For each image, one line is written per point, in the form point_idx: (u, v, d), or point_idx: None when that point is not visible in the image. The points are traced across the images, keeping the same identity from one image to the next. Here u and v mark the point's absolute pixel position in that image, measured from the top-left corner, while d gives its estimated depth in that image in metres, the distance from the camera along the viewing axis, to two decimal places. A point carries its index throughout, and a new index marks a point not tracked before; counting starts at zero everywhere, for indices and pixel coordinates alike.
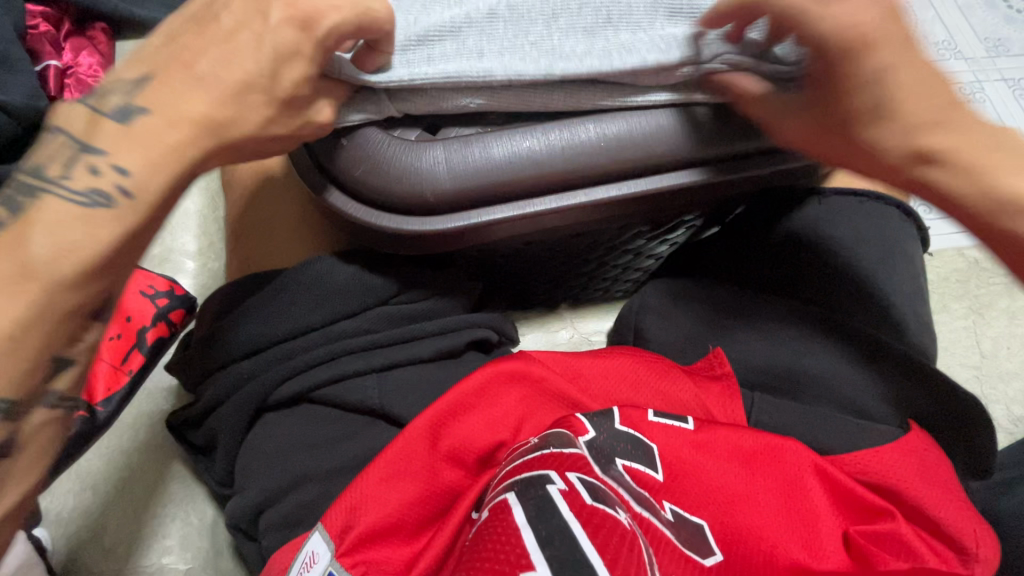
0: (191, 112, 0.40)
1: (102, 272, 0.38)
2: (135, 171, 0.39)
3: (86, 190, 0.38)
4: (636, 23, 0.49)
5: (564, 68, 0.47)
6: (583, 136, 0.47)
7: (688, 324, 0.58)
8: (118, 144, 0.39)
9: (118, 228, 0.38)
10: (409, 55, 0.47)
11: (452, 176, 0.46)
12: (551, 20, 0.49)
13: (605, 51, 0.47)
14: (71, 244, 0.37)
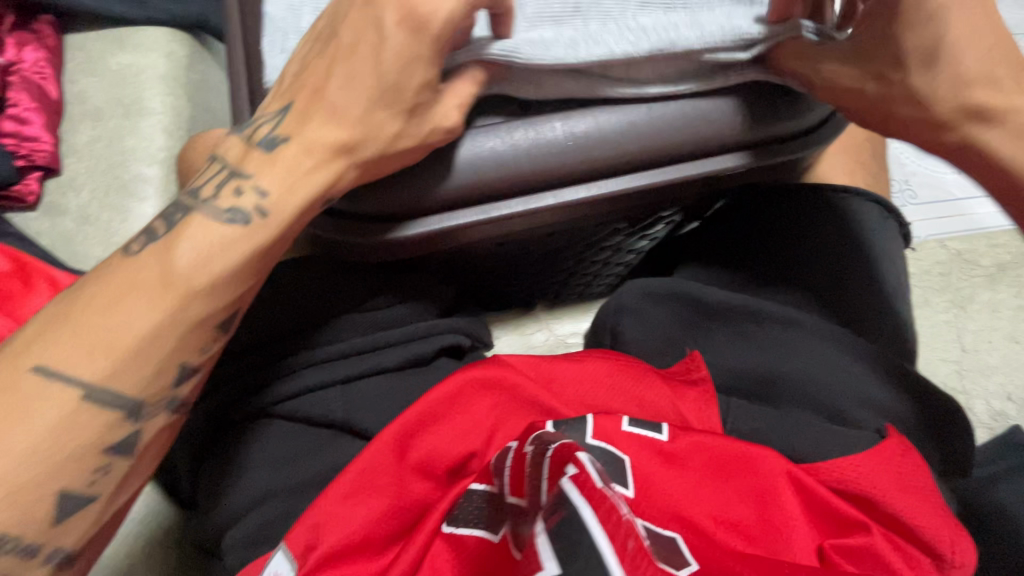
0: (325, 139, 0.42)
1: (227, 286, 0.41)
2: (273, 192, 0.42)
3: (230, 209, 0.41)
4: (606, 12, 0.46)
5: (527, 57, 0.43)
6: (549, 135, 0.44)
7: (666, 325, 0.56)
8: (263, 169, 0.42)
9: (248, 245, 0.41)
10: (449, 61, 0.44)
11: (408, 180, 0.44)
12: (518, 14, 0.46)
13: (573, 40, 0.43)
14: (207, 259, 0.40)
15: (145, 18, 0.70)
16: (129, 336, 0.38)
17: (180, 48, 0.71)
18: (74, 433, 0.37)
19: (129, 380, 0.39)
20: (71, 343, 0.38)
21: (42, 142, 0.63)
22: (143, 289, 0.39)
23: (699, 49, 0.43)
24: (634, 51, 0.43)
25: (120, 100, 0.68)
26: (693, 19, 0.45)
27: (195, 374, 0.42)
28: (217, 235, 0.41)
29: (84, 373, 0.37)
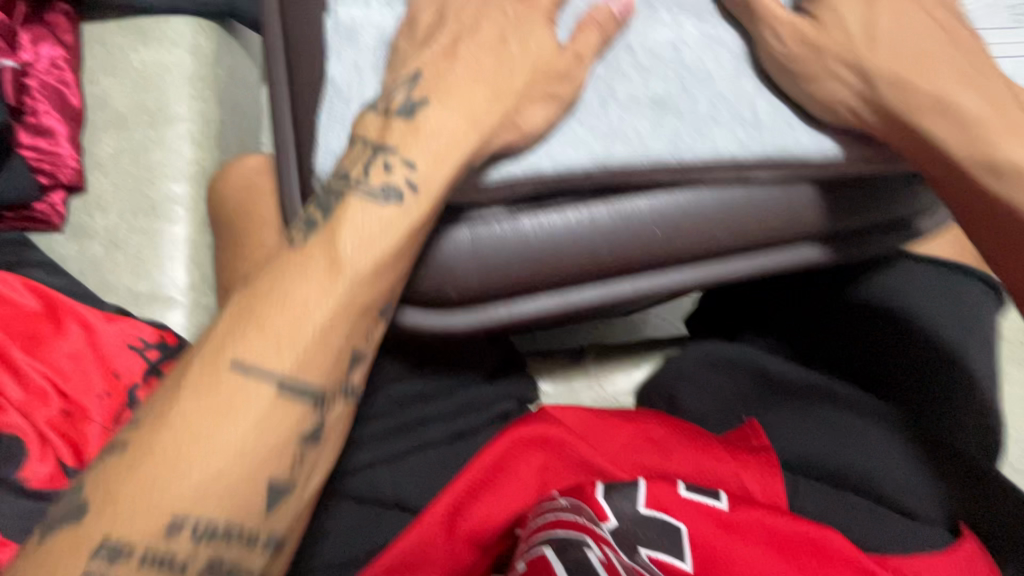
0: (470, 89, 0.35)
1: (387, 269, 0.33)
2: (421, 160, 0.34)
3: (380, 186, 0.33)
4: (718, 90, 0.37)
5: (621, 154, 0.36)
6: (635, 219, 0.38)
7: (723, 394, 0.56)
8: (405, 137, 0.34)
9: (407, 225, 0.33)
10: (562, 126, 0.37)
11: (473, 264, 0.38)
12: (608, 95, 0.38)
13: (674, 136, 0.36)
14: (365, 238, 0.33)
15: (167, 6, 0.65)
16: (304, 333, 0.31)
17: (206, 42, 0.66)
18: (262, 435, 0.30)
19: (305, 371, 0.31)
20: (247, 347, 0.31)
21: (66, 158, 0.57)
22: (323, 272, 0.32)
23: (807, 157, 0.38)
24: (739, 149, 0.36)
25: (143, 106, 0.62)
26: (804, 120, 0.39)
27: (361, 363, 0.34)
28: (386, 224, 0.33)
29: (248, 366, 0.30)
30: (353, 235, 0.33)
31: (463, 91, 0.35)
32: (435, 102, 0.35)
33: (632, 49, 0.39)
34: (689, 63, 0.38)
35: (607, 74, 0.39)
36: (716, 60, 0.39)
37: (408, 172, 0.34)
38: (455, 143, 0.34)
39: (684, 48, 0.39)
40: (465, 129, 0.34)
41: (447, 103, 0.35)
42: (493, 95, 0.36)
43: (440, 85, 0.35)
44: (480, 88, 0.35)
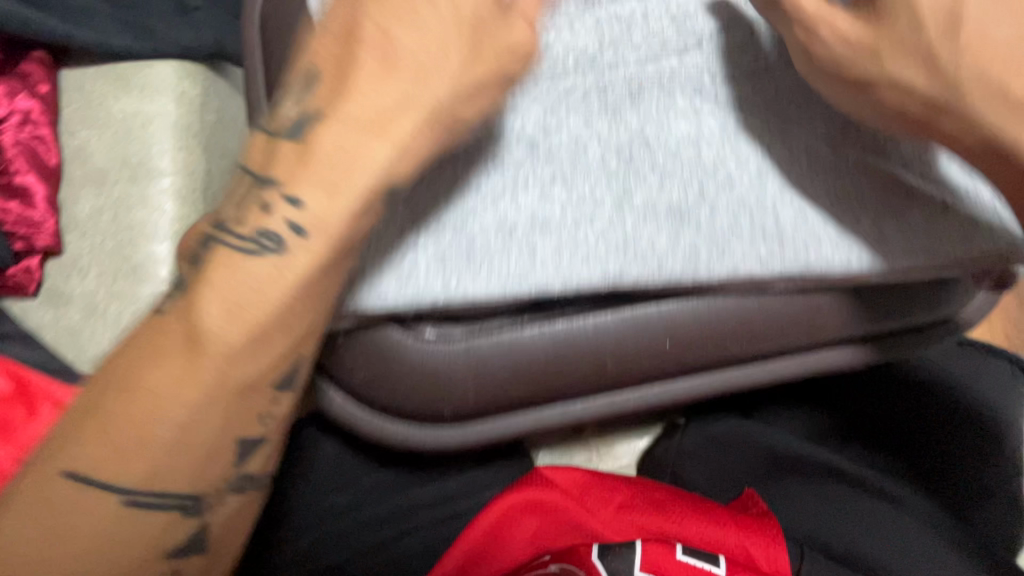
0: (370, 95, 0.27)
1: (272, 333, 0.27)
2: (307, 198, 0.27)
3: (253, 234, 0.27)
4: (741, 198, 0.34)
5: (636, 273, 0.33)
6: (647, 335, 0.36)
7: (729, 469, 0.53)
8: (289, 168, 0.27)
9: (290, 282, 0.27)
10: (569, 230, 0.33)
11: (476, 378, 0.35)
12: (621, 198, 0.34)
13: (692, 250, 0.33)
14: (233, 301, 0.27)
15: (150, 50, 0.61)
16: (161, 424, 0.26)
17: (191, 87, 0.62)
18: (130, 538, 0.27)
19: (169, 470, 0.27)
20: (91, 445, 0.26)
21: (43, 222, 0.55)
22: (179, 359, 0.26)
23: (838, 276, 0.34)
24: (761, 270, 0.33)
25: (124, 159, 0.58)
26: (836, 223, 0.34)
27: (262, 444, 0.29)
28: (260, 287, 0.27)
29: (98, 469, 0.26)
30: (218, 311, 0.27)
31: (361, 89, 0.27)
32: (331, 113, 0.27)
33: (649, 143, 0.35)
34: (711, 164, 0.34)
35: (619, 171, 0.34)
36: (740, 162, 0.34)
37: (294, 211, 0.27)
38: (356, 164, 0.27)
39: (706, 144, 0.34)
40: (366, 140, 0.27)
41: (341, 113, 0.27)
42: (409, 87, 0.27)
43: (335, 89, 0.27)
44: (385, 79, 0.27)
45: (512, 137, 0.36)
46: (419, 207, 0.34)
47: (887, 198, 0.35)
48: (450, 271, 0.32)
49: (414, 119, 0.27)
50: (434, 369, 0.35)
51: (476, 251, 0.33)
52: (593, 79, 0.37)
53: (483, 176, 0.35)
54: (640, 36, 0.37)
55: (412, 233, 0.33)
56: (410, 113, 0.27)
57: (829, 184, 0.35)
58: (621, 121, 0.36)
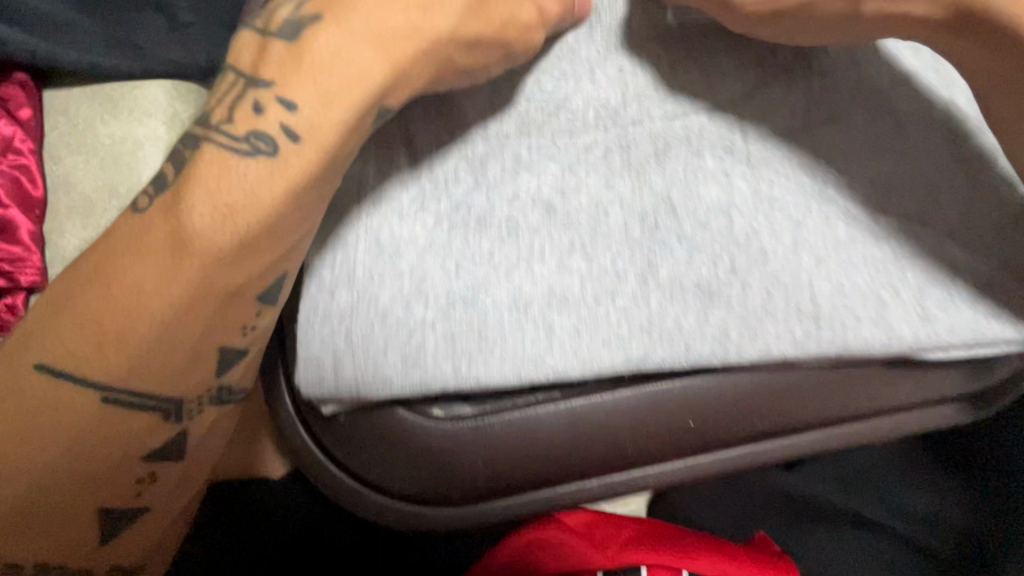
0: (375, 4, 0.25)
1: (260, 245, 0.25)
2: (302, 105, 0.24)
3: (247, 134, 0.24)
4: (775, 272, 0.31)
5: (662, 355, 0.30)
6: (669, 413, 0.33)
7: (742, 514, 0.50)
8: (281, 70, 0.24)
9: (283, 189, 0.24)
10: (589, 305, 0.31)
11: (486, 462, 0.33)
12: (647, 273, 0.31)
13: (722, 330, 0.31)
14: (217, 200, 0.24)
15: (137, 68, 0.54)
16: (141, 314, 0.24)
17: (183, 108, 0.56)
18: (102, 448, 0.26)
19: (147, 361, 0.25)
20: (62, 331, 0.25)
21: (28, 258, 0.51)
22: (163, 253, 0.24)
23: (874, 354, 0.32)
24: (795, 351, 0.31)
25: (112, 186, 0.53)
26: (875, 300, 0.32)
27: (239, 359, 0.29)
28: (254, 194, 0.24)
29: (72, 360, 0.25)
30: (205, 208, 0.24)
31: (366, 3, 0.25)
32: (330, 20, 0.25)
33: (676, 210, 0.32)
34: (743, 235, 0.31)
35: (643, 239, 0.32)
36: (775, 233, 0.32)
37: (288, 114, 0.24)
38: (354, 80, 0.24)
39: (738, 213, 0.32)
40: (368, 59, 0.24)
41: (339, 20, 0.24)
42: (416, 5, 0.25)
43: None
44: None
45: (528, 199, 0.33)
46: (427, 279, 0.31)
47: (923, 270, 0.33)
48: (460, 353, 0.30)
49: (406, 52, 0.25)
50: (439, 450, 0.32)
51: (487, 330, 0.31)
52: (615, 135, 0.34)
53: (496, 243, 0.32)
54: (666, 88, 0.34)
55: (420, 309, 0.31)
56: (402, 39, 0.25)
57: (863, 257, 0.33)
58: (645, 183, 0.33)
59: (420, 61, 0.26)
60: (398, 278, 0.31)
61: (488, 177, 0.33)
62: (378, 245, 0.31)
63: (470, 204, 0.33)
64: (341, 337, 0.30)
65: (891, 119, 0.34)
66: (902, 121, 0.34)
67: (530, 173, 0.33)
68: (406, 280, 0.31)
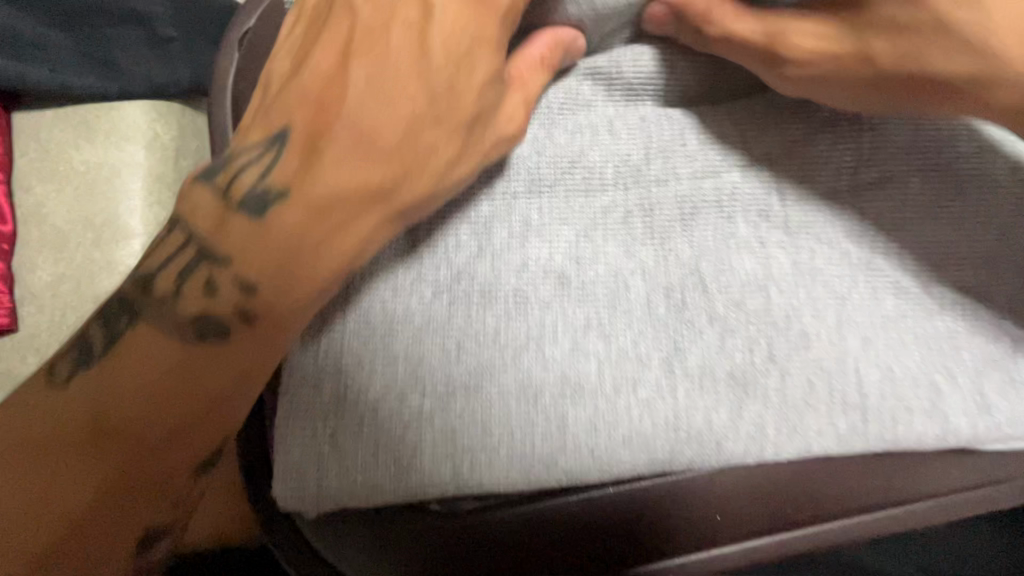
0: (340, 177, 0.22)
1: (189, 429, 0.24)
2: (255, 296, 0.22)
3: (190, 323, 0.23)
4: (818, 357, 0.28)
5: (692, 453, 0.27)
6: (705, 505, 0.29)
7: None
8: (234, 253, 0.22)
9: (228, 372, 0.23)
10: (609, 398, 0.27)
11: (479, 575, 0.28)
12: (673, 358, 0.28)
13: (760, 425, 0.27)
14: (143, 385, 0.23)
15: (116, 91, 0.47)
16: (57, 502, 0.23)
17: (165, 130, 0.48)
18: None
19: (57, 550, 0.24)
20: None
21: None
22: (80, 434, 0.23)
23: (925, 449, 0.28)
24: (839, 449, 0.27)
25: (87, 220, 0.45)
26: (931, 386, 0.29)
27: (172, 531, 0.26)
28: (191, 375, 0.23)
29: None
30: (124, 389, 0.23)
31: (329, 173, 0.22)
32: (290, 193, 0.22)
33: (706, 284, 0.28)
34: (782, 316, 0.28)
35: (670, 318, 0.28)
36: (817, 312, 0.28)
37: (246, 298, 0.22)
38: (318, 261, 0.22)
39: (776, 290, 0.28)
40: (331, 240, 0.22)
41: (298, 196, 0.22)
42: (391, 173, 0.23)
43: (295, 159, 0.22)
44: (354, 158, 0.22)
45: (537, 268, 0.29)
46: (424, 363, 0.27)
47: (981, 350, 0.29)
48: (459, 452, 0.26)
49: (372, 222, 0.23)
50: (424, 569, 0.27)
51: (492, 424, 0.27)
52: (636, 196, 0.30)
53: (503, 320, 0.28)
54: (695, 142, 0.30)
55: (416, 401, 0.27)
56: (370, 208, 0.22)
57: (915, 335, 0.29)
58: (670, 251, 0.29)
59: (389, 227, 0.23)
60: (390, 364, 0.27)
61: (493, 244, 0.29)
62: (368, 325, 0.28)
63: (472, 274, 0.29)
64: (324, 440, 0.26)
65: (948, 178, 0.30)
66: (960, 179, 0.30)
67: (540, 240, 0.30)
68: (399, 365, 0.27)
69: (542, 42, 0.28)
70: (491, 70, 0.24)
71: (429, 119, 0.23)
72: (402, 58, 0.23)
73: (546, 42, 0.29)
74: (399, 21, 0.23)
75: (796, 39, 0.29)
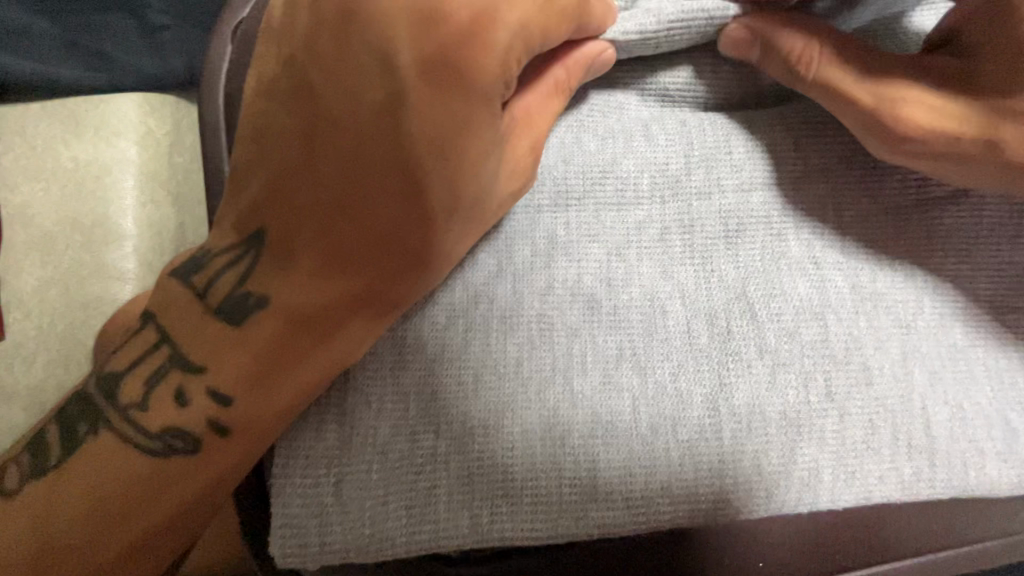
0: (322, 285, 0.21)
1: (163, 535, 0.23)
2: (233, 405, 0.22)
3: (163, 432, 0.22)
4: (879, 394, 0.25)
5: (737, 502, 0.24)
6: (750, 560, 0.25)
7: None
8: (213, 361, 0.22)
9: (204, 480, 0.22)
10: (645, 438, 0.24)
11: None
12: (717, 394, 0.25)
13: (816, 472, 0.24)
14: (115, 498, 0.22)
15: (106, 83, 0.43)
16: None
17: (159, 125, 0.45)
18: None
19: None
20: None
21: None
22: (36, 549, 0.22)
23: (998, 496, 0.25)
24: (902, 498, 0.24)
25: (75, 221, 0.41)
26: (1003, 426, 0.25)
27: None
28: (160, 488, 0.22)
29: None
30: (82, 503, 0.22)
31: (309, 282, 0.21)
32: (268, 300, 0.21)
33: (755, 311, 0.25)
34: (841, 348, 0.25)
35: (713, 350, 0.25)
36: (880, 344, 0.25)
37: (219, 410, 0.22)
38: (299, 369, 0.21)
39: (834, 319, 0.25)
40: (312, 353, 0.21)
41: (277, 305, 0.21)
42: (375, 272, 0.21)
43: (273, 264, 0.21)
44: (336, 265, 0.21)
45: (565, 291, 0.26)
46: (438, 401, 0.24)
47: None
48: (478, 501, 0.24)
49: (356, 328, 0.21)
50: None
51: (515, 469, 0.24)
52: (675, 210, 0.27)
53: (526, 349, 0.25)
54: (742, 150, 0.27)
55: (429, 442, 0.24)
56: (358, 313, 0.21)
57: (986, 368, 0.26)
58: (712, 272, 0.26)
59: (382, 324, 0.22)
60: (401, 399, 0.24)
61: (515, 263, 0.26)
62: (376, 356, 0.25)
63: (491, 297, 0.26)
64: (328, 488, 0.23)
65: None
66: None
67: (568, 258, 0.26)
68: (410, 401, 0.24)
69: (559, 68, 0.25)
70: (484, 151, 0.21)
71: (415, 219, 0.20)
72: (381, 153, 0.20)
73: (565, 66, 0.25)
74: (368, 109, 0.20)
75: (909, 109, 0.24)
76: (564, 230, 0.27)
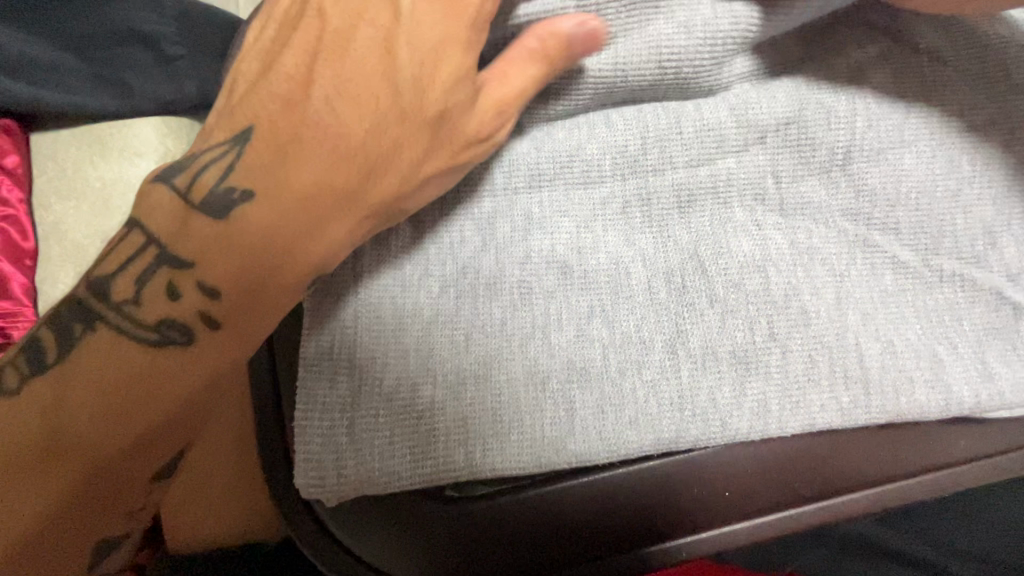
0: (306, 174, 0.22)
1: (162, 436, 0.24)
2: (224, 295, 0.23)
3: (156, 325, 0.23)
4: (817, 333, 0.29)
5: (697, 431, 0.28)
6: (719, 490, 0.28)
7: None
8: (204, 253, 0.23)
9: (199, 374, 0.24)
10: (616, 381, 0.28)
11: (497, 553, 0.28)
12: (675, 340, 0.28)
13: (763, 403, 0.28)
14: (110, 395, 0.23)
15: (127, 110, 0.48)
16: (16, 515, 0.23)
17: (176, 145, 0.49)
18: None
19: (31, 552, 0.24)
20: None
21: (19, 311, 0.43)
22: (31, 442, 0.23)
23: (930, 418, 0.29)
24: (842, 422, 0.28)
25: (103, 233, 0.46)
26: (931, 357, 0.29)
27: (123, 545, 0.27)
28: (157, 379, 0.23)
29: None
30: (85, 395, 0.23)
31: (295, 175, 0.23)
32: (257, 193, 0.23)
33: (706, 267, 0.29)
34: (781, 295, 0.29)
35: (671, 303, 0.29)
36: (816, 290, 0.29)
37: (210, 300, 0.23)
38: (287, 255, 0.23)
39: (774, 270, 0.29)
40: (299, 238, 0.23)
41: (265, 195, 0.23)
42: (356, 165, 0.23)
43: (260, 161, 0.23)
44: (319, 160, 0.23)
45: (541, 260, 0.30)
46: (435, 355, 0.28)
47: (980, 319, 0.30)
48: (471, 438, 0.27)
49: (340, 217, 0.23)
50: (444, 548, 0.28)
51: (502, 411, 0.28)
52: (635, 186, 0.31)
53: (508, 309, 0.29)
54: (692, 129, 0.31)
55: (429, 391, 0.28)
56: (340, 205, 0.23)
57: (915, 309, 0.30)
58: (669, 238, 0.30)
59: (360, 220, 0.24)
60: (401, 356, 0.28)
61: (496, 238, 0.30)
62: (378, 319, 0.29)
63: (477, 268, 0.30)
64: (342, 430, 0.27)
65: (941, 152, 0.31)
66: (951, 154, 0.31)
67: (542, 231, 0.30)
68: (410, 357, 0.28)
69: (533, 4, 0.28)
70: (452, 79, 0.24)
71: (393, 123, 0.24)
72: (366, 66, 0.23)
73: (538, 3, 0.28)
74: (365, 35, 0.24)
75: None
76: (538, 206, 0.31)
